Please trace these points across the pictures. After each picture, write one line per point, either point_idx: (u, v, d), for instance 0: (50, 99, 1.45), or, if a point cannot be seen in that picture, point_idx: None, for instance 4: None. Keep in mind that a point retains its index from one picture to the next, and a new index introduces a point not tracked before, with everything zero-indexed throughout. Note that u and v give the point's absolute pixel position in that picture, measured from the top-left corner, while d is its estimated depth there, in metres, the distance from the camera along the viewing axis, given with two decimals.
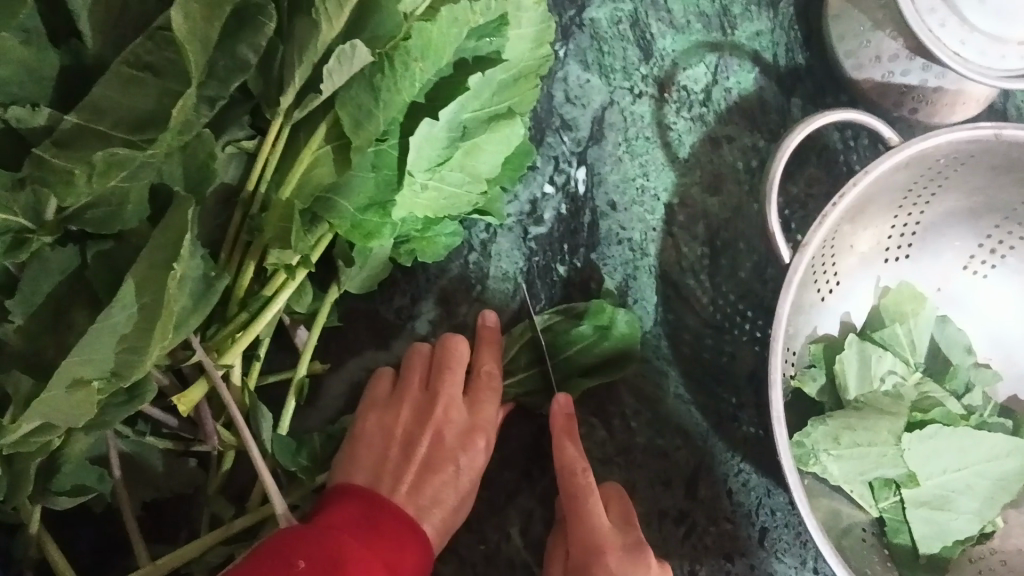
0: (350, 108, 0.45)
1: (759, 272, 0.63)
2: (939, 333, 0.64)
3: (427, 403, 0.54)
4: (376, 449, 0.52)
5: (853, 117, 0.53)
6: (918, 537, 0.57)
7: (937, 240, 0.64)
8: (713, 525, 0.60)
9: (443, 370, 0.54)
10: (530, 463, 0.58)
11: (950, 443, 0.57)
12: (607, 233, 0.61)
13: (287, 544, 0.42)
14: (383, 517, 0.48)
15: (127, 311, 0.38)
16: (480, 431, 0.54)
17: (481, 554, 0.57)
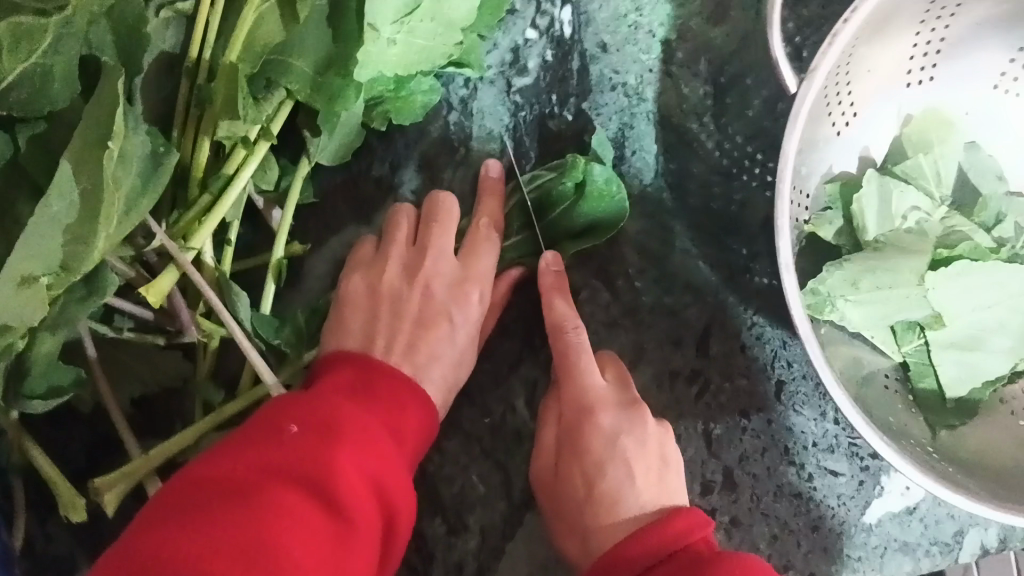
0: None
1: (771, 109, 0.55)
2: (967, 160, 0.55)
3: (439, 255, 0.51)
4: (376, 311, 0.50)
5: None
6: (947, 381, 0.51)
7: (965, 50, 0.54)
8: (727, 382, 0.54)
9: (467, 253, 0.51)
10: (541, 371, 0.53)
11: (982, 279, 0.51)
12: (599, 80, 0.54)
13: (288, 415, 0.42)
14: (383, 386, 0.47)
15: (66, 200, 0.35)
16: (476, 283, 0.50)
17: (496, 484, 0.52)
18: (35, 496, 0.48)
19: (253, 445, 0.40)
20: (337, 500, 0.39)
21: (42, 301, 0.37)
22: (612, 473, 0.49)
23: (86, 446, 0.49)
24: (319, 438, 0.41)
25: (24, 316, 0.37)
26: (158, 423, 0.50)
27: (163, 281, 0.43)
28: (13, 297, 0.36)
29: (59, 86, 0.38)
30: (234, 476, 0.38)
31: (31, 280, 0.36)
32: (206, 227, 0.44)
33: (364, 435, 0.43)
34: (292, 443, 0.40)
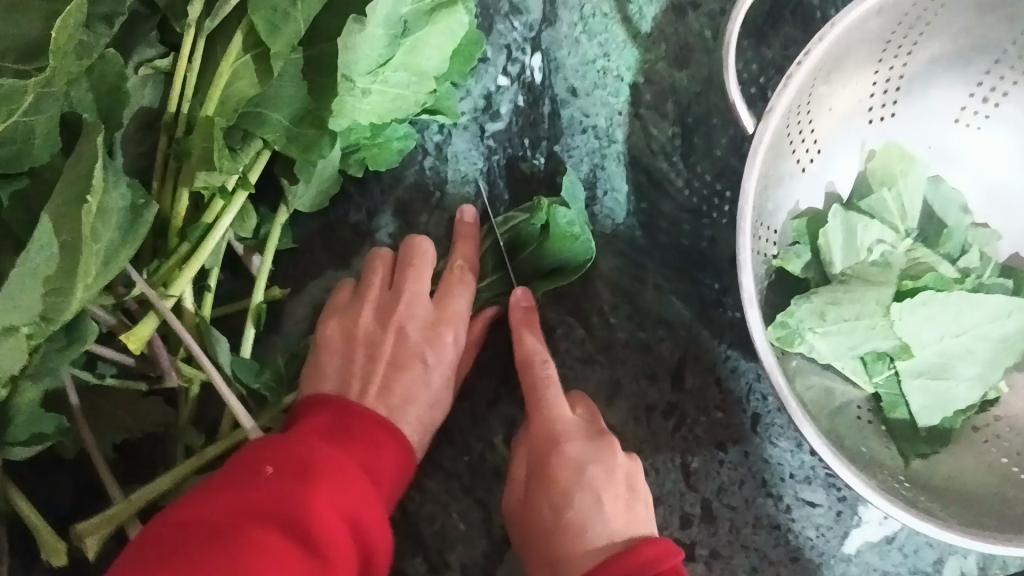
0: (264, 10, 0.42)
1: (737, 148, 0.57)
2: (931, 195, 0.57)
3: (416, 296, 0.51)
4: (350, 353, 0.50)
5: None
6: (917, 410, 0.52)
7: (925, 88, 0.56)
8: (703, 415, 0.55)
9: (444, 296, 0.52)
10: (519, 408, 0.54)
11: (946, 309, 0.52)
12: (570, 122, 0.56)
13: (264, 458, 0.43)
14: (358, 425, 0.47)
15: (44, 253, 0.37)
16: (452, 324, 0.51)
17: (476, 522, 0.53)
18: (21, 544, 0.49)
19: (229, 490, 0.41)
20: (313, 539, 0.40)
21: (24, 350, 0.38)
22: (581, 500, 0.49)
23: (70, 492, 0.50)
24: (294, 479, 0.42)
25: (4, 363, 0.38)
26: (142, 468, 0.51)
27: (144, 328, 0.44)
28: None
29: (41, 143, 0.40)
30: (210, 521, 0.39)
31: (13, 330, 0.38)
32: (184, 275, 0.45)
33: (339, 473, 0.43)
34: (266, 486, 0.41)
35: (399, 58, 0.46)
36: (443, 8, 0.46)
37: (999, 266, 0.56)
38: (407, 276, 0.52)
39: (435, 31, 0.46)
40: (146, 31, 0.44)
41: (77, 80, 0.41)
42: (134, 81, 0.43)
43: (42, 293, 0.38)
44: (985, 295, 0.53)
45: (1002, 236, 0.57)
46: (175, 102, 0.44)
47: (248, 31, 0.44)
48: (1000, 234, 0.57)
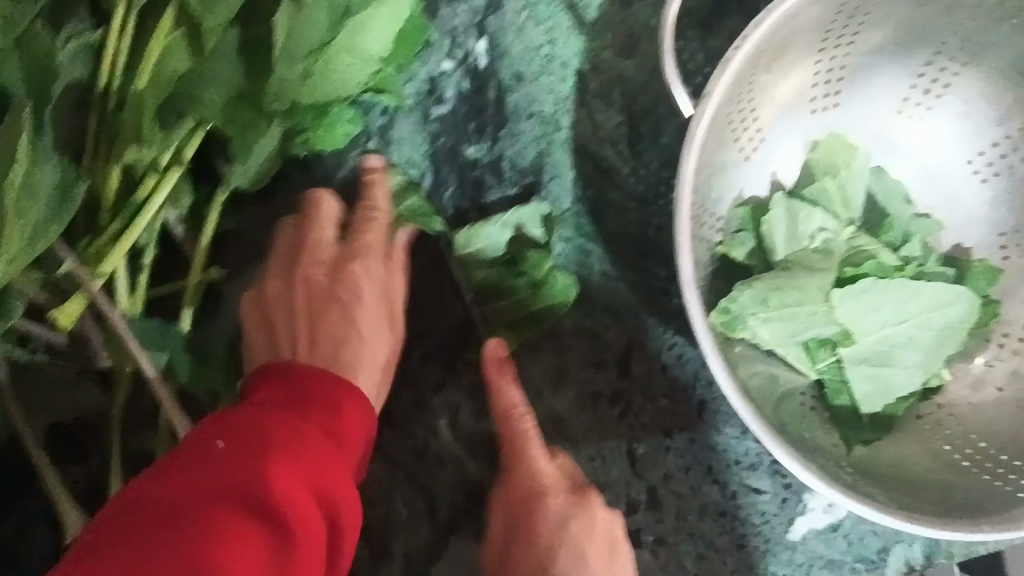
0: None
1: (682, 137, 0.57)
2: (875, 185, 0.58)
3: (317, 266, 0.50)
4: (275, 338, 0.49)
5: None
6: (860, 396, 0.53)
7: (868, 79, 0.56)
8: (649, 403, 0.55)
9: (350, 257, 0.51)
10: (464, 395, 0.54)
11: (886, 295, 0.52)
12: (515, 107, 0.55)
13: (209, 434, 0.38)
14: (315, 391, 0.44)
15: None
16: (358, 266, 0.50)
17: (420, 509, 0.53)
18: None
19: (175, 468, 0.36)
20: (273, 512, 0.35)
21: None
22: (559, 560, 0.50)
23: (4, 477, 0.49)
24: (249, 452, 0.37)
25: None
26: (77, 454, 0.50)
27: (74, 307, 0.43)
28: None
29: None
30: (155, 505, 0.34)
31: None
32: (115, 255, 0.44)
33: (301, 441, 0.39)
34: (220, 460, 0.36)
35: (339, 42, 0.45)
36: None
37: (941, 255, 0.57)
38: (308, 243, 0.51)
39: (378, 15, 0.45)
40: (76, 6, 0.43)
41: (4, 54, 0.40)
42: (63, 55, 0.42)
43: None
44: (927, 283, 0.53)
45: (945, 226, 0.58)
46: (106, 76, 0.43)
47: (180, 7, 0.43)
48: (943, 224, 0.58)
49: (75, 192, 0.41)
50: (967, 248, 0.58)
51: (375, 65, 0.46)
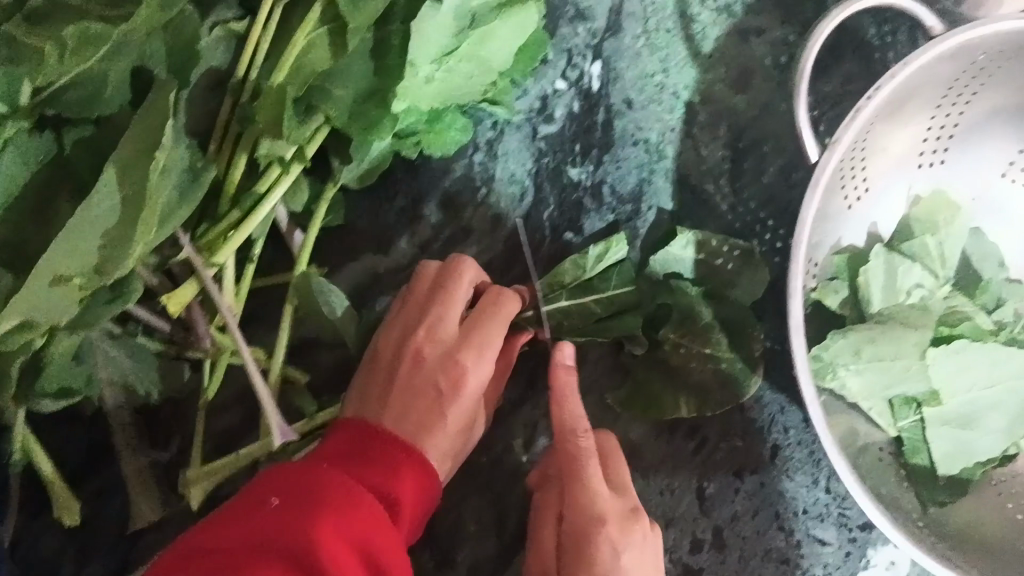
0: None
1: (784, 176, 0.57)
2: (971, 247, 0.57)
3: (439, 320, 0.49)
4: (382, 372, 0.49)
5: (895, 2, 0.49)
6: (939, 457, 0.52)
7: (974, 142, 0.57)
8: (724, 440, 0.55)
9: (436, 295, 0.49)
10: (541, 412, 0.54)
11: (978, 358, 0.52)
12: (622, 133, 0.56)
13: (285, 479, 0.41)
14: (373, 447, 0.45)
15: (107, 204, 0.36)
16: (472, 351, 0.48)
17: (488, 523, 0.52)
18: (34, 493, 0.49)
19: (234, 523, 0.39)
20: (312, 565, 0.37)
21: (73, 300, 0.37)
22: None
23: (86, 446, 0.49)
24: (299, 510, 0.39)
25: (53, 314, 0.37)
26: (160, 432, 0.50)
27: (185, 292, 0.44)
28: (47, 293, 0.36)
29: (112, 93, 0.38)
30: (222, 550, 0.38)
31: (65, 280, 0.36)
32: (232, 241, 0.45)
33: (350, 496, 0.40)
34: (269, 515, 0.39)
35: (464, 48, 0.45)
36: (515, 5, 0.45)
37: None
38: (446, 291, 0.49)
39: (505, 25, 0.46)
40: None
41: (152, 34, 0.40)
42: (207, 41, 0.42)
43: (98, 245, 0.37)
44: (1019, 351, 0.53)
45: None
46: (245, 66, 0.44)
47: (326, 3, 0.43)
48: None
49: (203, 180, 0.41)
50: None
51: (495, 74, 0.47)
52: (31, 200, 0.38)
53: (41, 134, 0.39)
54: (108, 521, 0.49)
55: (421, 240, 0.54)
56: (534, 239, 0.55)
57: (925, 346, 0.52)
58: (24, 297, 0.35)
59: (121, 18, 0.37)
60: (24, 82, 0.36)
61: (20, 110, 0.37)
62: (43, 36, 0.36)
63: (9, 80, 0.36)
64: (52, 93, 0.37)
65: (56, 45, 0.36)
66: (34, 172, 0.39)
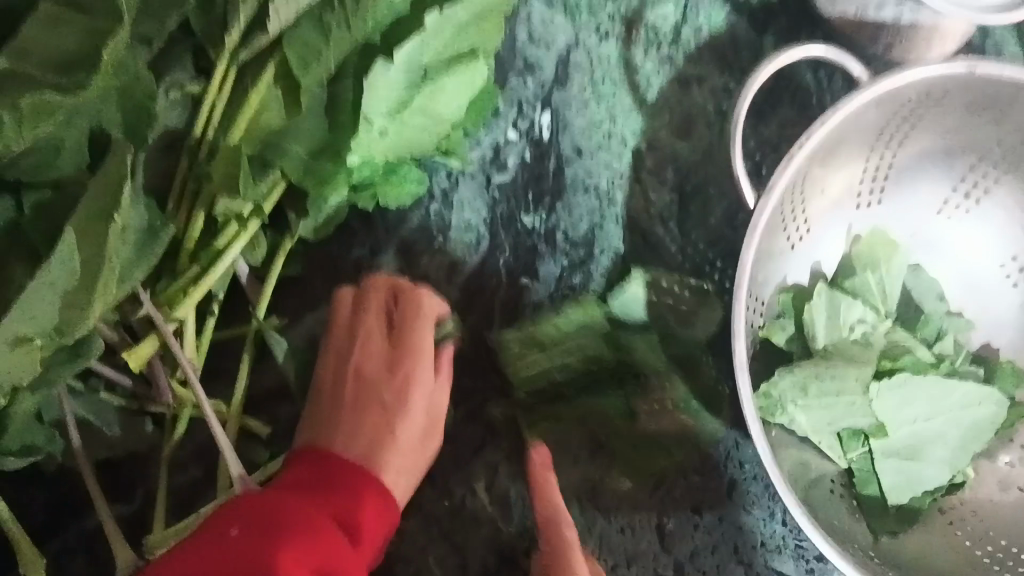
0: (298, 47, 0.43)
1: (730, 219, 0.60)
2: (911, 281, 0.60)
3: (371, 337, 0.52)
4: (325, 399, 0.51)
5: (824, 55, 0.52)
6: (888, 487, 0.54)
7: (909, 181, 0.59)
8: (681, 477, 0.56)
9: (359, 317, 0.52)
10: (501, 455, 0.55)
11: (919, 392, 0.54)
12: (573, 180, 0.57)
13: (247, 506, 0.43)
14: (334, 477, 0.48)
15: (66, 266, 0.36)
16: (407, 365, 0.52)
17: (451, 568, 0.53)
18: None
19: (200, 552, 0.40)
20: None
21: (34, 360, 0.38)
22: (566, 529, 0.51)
23: (46, 504, 0.49)
24: (259, 533, 0.41)
25: (13, 375, 0.38)
26: (121, 487, 0.50)
27: (147, 348, 0.45)
28: (8, 356, 0.37)
29: (66, 156, 0.41)
30: None
31: (27, 341, 0.37)
32: (193, 294, 0.46)
33: (314, 523, 0.43)
34: (231, 543, 0.40)
35: (417, 103, 0.46)
36: (463, 61, 0.47)
37: (971, 353, 0.59)
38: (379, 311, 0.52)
39: (455, 81, 0.47)
40: (180, 54, 0.45)
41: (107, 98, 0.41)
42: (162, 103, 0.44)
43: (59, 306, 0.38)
44: (961, 383, 0.55)
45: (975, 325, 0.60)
46: (201, 127, 0.45)
47: (279, 65, 0.45)
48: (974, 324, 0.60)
49: (161, 238, 0.42)
50: (994, 348, 0.60)
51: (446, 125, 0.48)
52: None
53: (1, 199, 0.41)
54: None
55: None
56: (489, 285, 0.56)
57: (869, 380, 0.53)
58: None
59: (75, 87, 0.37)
60: None
61: None
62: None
63: None
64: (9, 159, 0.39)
65: (12, 114, 0.36)
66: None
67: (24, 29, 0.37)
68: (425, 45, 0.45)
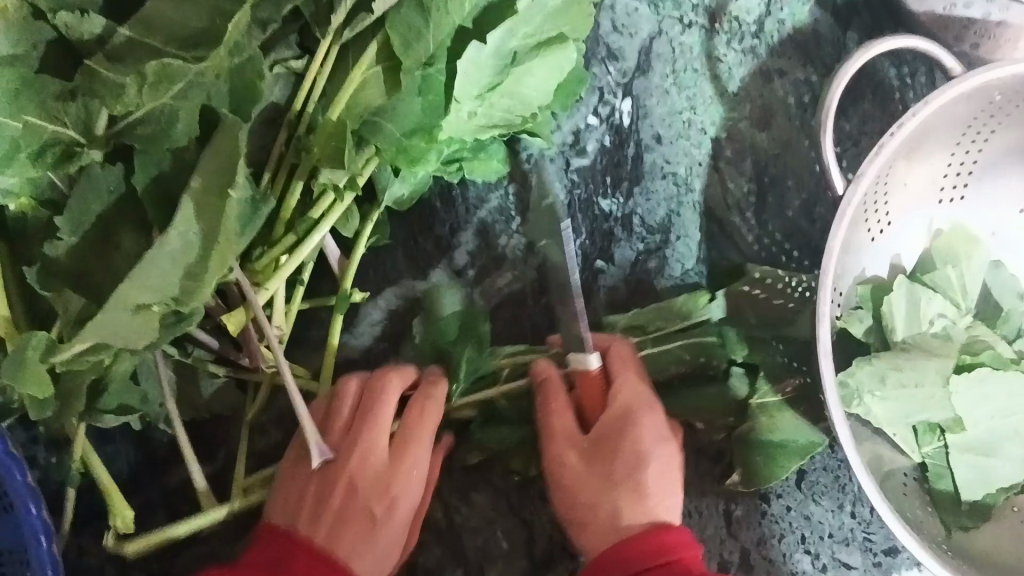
0: (401, 28, 0.44)
1: (807, 211, 0.60)
2: (991, 279, 0.59)
3: (371, 445, 0.48)
4: (315, 491, 0.48)
5: (920, 45, 0.51)
6: (961, 483, 0.53)
7: (992, 179, 0.59)
8: None
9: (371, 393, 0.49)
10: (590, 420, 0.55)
11: (1002, 388, 0.54)
12: (651, 167, 0.58)
13: (278, 546, 0.46)
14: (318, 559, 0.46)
15: (184, 239, 0.38)
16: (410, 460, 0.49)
17: (519, 542, 0.54)
18: (87, 501, 0.51)
19: None
20: None
21: (150, 327, 0.39)
22: (644, 472, 0.49)
23: (136, 460, 0.52)
24: None
25: (129, 339, 0.39)
26: (206, 447, 0.53)
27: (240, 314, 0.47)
28: (128, 321, 0.38)
29: (183, 127, 0.40)
30: None
31: (145, 308, 0.39)
32: (288, 265, 0.48)
33: None
34: None
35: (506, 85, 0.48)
36: (552, 45, 0.48)
37: None
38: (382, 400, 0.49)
39: (543, 62, 0.48)
40: (285, 33, 0.46)
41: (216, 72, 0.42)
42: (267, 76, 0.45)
43: (181, 276, 0.39)
44: None
45: None
46: (301, 102, 0.46)
47: (381, 44, 0.45)
48: None
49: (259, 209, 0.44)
50: None
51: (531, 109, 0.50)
52: (95, 227, 0.41)
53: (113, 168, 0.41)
54: (152, 533, 0.51)
55: (458, 267, 0.56)
56: None
57: (949, 374, 0.53)
58: (103, 321, 0.38)
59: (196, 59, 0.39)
60: (100, 110, 0.40)
61: (95, 139, 0.41)
62: (126, 73, 0.39)
63: (88, 110, 0.40)
64: (126, 126, 0.40)
65: (136, 77, 0.38)
66: (105, 204, 0.41)
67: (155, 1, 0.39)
68: (515, 33, 0.46)
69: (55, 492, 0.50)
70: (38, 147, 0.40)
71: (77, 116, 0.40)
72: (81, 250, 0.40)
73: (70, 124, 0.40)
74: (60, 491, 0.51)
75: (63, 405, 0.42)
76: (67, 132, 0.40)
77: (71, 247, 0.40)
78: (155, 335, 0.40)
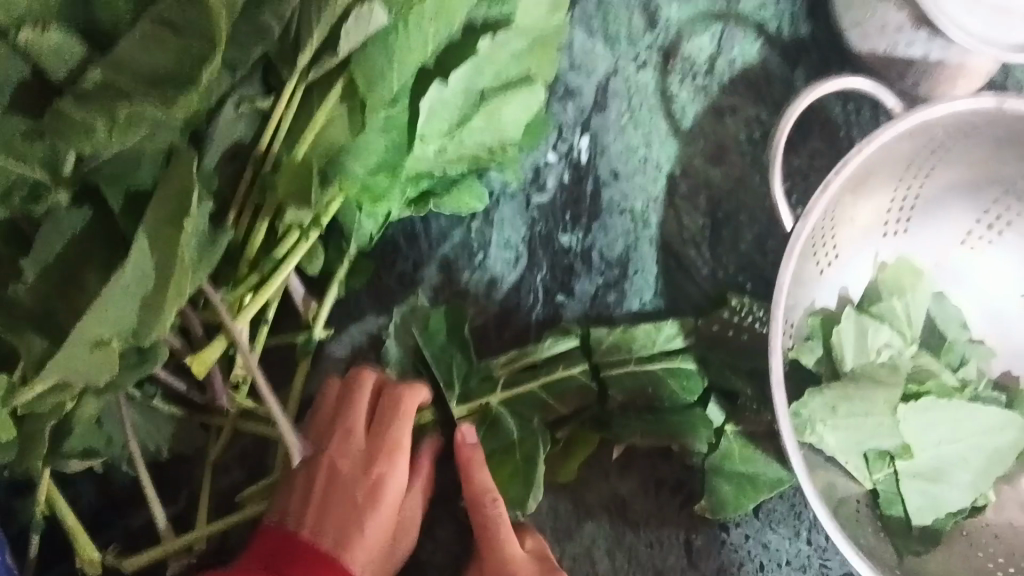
0: (365, 68, 0.45)
1: (760, 244, 0.61)
2: (935, 309, 0.62)
3: (350, 430, 0.51)
4: (299, 481, 0.50)
5: (861, 84, 0.53)
6: (913, 508, 0.55)
7: (936, 213, 0.61)
8: None
9: (347, 399, 0.51)
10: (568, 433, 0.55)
11: (947, 415, 0.56)
12: (609, 202, 0.59)
13: (276, 545, 0.48)
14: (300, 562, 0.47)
15: (139, 272, 0.38)
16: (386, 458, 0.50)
17: None
18: (45, 544, 0.50)
19: None
20: None
21: (111, 364, 0.39)
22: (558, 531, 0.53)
23: (95, 500, 0.51)
24: None
25: (90, 376, 0.39)
26: (169, 487, 0.52)
27: (209, 352, 0.47)
28: (88, 359, 0.38)
29: (147, 167, 0.41)
30: None
31: (105, 345, 0.39)
32: (253, 305, 0.49)
33: None
34: None
35: (476, 122, 0.48)
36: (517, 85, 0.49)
37: (991, 380, 0.62)
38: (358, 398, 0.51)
39: (512, 101, 0.49)
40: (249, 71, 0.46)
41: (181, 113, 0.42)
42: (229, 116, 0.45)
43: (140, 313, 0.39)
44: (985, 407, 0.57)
45: (995, 354, 0.63)
46: (266, 140, 0.46)
47: (345, 84, 0.46)
48: (993, 351, 0.62)
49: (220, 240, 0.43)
50: (1015, 375, 0.63)
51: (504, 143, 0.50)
52: (59, 267, 0.40)
53: (79, 208, 0.41)
54: (114, 575, 0.51)
55: None
56: (526, 301, 0.58)
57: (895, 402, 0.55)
58: (64, 360, 0.38)
59: (166, 102, 0.39)
60: (68, 151, 0.39)
61: (61, 180, 0.40)
62: (93, 112, 0.38)
63: (54, 150, 0.39)
64: (93, 165, 0.41)
65: (107, 120, 0.38)
66: (68, 244, 0.41)
67: (125, 44, 0.39)
68: (480, 73, 0.47)
69: (13, 538, 0.49)
70: (6, 188, 0.40)
71: (41, 156, 0.39)
72: (44, 290, 0.40)
73: (35, 164, 0.40)
74: (18, 535, 0.50)
75: (25, 449, 0.42)
76: (32, 174, 0.40)
77: (33, 287, 0.40)
78: (116, 369, 0.39)
